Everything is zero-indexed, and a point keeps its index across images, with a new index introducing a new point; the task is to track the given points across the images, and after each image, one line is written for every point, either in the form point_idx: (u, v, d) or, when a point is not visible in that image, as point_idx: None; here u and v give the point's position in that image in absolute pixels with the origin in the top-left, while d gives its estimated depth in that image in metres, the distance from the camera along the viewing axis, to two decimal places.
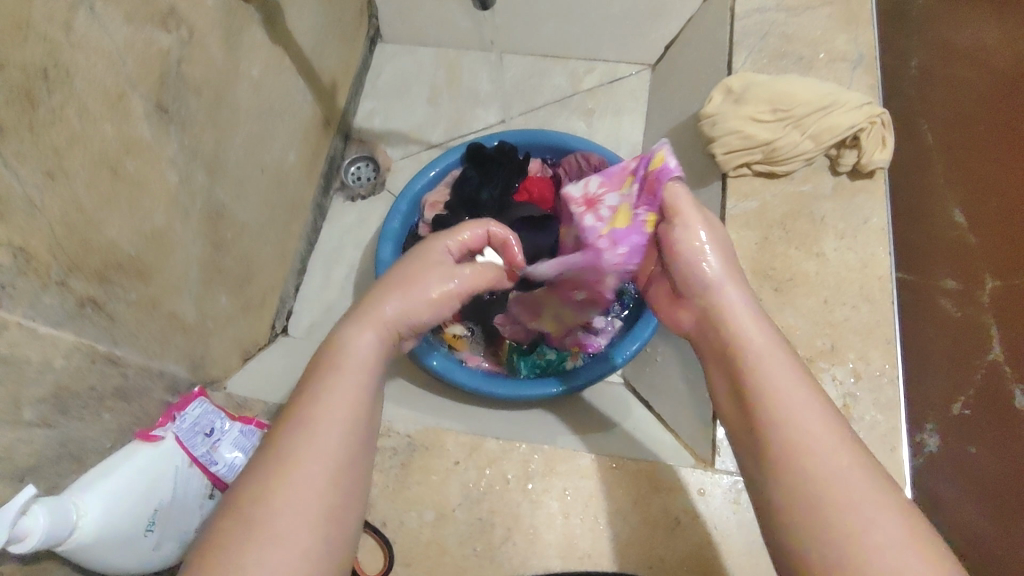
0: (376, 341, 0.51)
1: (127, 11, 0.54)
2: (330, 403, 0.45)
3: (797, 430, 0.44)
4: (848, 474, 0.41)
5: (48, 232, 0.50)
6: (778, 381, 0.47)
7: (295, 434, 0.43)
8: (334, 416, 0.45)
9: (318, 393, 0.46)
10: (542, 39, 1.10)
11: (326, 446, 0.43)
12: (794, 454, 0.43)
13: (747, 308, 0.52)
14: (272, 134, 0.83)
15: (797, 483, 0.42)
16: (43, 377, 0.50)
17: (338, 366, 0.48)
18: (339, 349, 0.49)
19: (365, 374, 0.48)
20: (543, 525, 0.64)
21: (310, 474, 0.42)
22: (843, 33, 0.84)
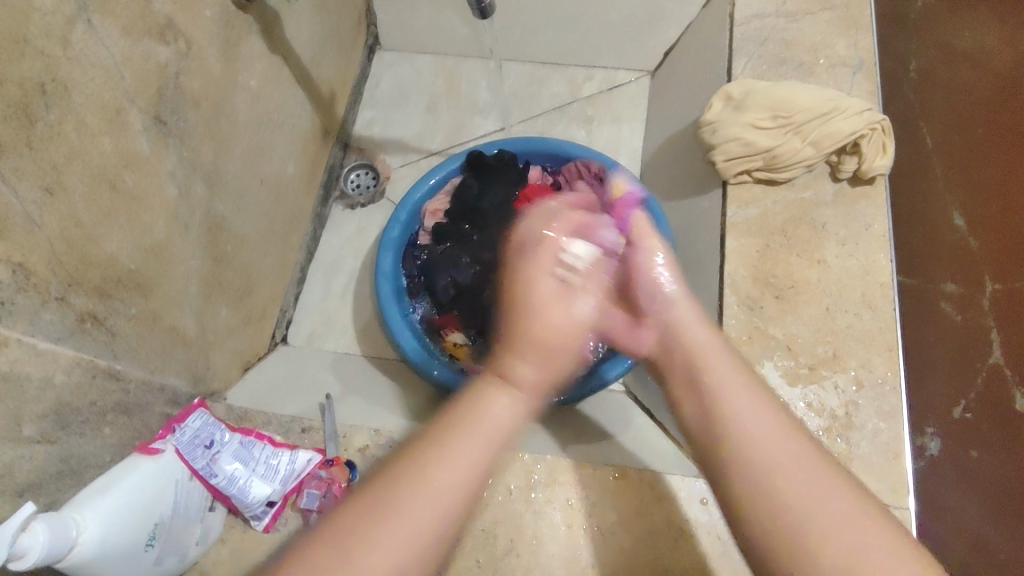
0: (512, 406, 0.46)
1: (124, 25, 0.55)
2: (451, 465, 0.41)
3: (739, 428, 0.45)
4: (798, 462, 0.43)
5: (47, 248, 0.49)
6: (732, 381, 0.49)
7: (409, 485, 0.40)
8: (450, 483, 0.41)
9: (444, 450, 0.42)
10: (540, 46, 1.09)
11: (429, 513, 0.39)
12: (746, 446, 0.44)
13: (701, 316, 0.56)
14: (271, 145, 0.83)
15: (737, 472, 0.44)
16: (44, 394, 0.50)
17: (469, 428, 0.44)
18: (476, 404, 0.45)
19: (498, 446, 0.44)
20: (546, 537, 0.64)
21: (413, 534, 0.39)
22: (843, 39, 0.84)
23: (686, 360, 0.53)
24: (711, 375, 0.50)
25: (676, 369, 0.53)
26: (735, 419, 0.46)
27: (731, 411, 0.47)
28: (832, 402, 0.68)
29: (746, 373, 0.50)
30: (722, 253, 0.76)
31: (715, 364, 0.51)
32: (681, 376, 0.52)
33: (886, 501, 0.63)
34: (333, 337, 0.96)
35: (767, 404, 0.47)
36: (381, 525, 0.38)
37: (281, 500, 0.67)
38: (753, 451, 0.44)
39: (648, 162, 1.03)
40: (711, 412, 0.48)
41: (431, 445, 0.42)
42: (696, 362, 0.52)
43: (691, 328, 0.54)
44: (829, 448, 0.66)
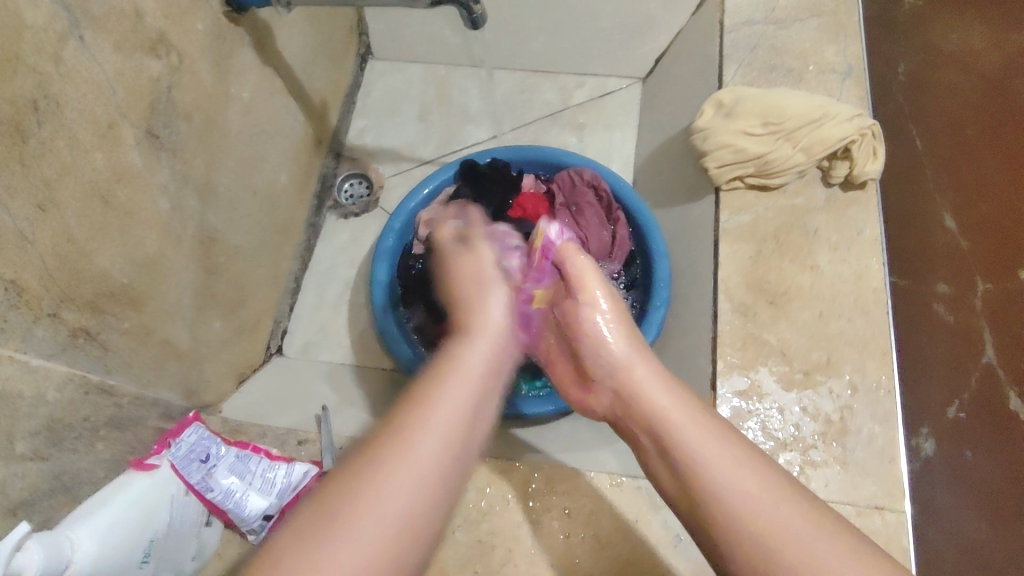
0: (467, 393, 0.48)
1: (116, 40, 0.55)
2: (426, 443, 0.43)
3: (727, 489, 0.45)
4: (787, 528, 0.42)
5: (39, 264, 0.49)
6: (706, 449, 0.47)
7: (391, 455, 0.42)
8: (427, 460, 0.42)
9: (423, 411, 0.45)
10: (531, 54, 1.10)
11: (421, 467, 0.42)
12: (738, 519, 0.44)
13: (657, 371, 0.55)
14: (264, 156, 0.83)
15: (731, 532, 0.44)
16: (36, 411, 0.50)
17: (429, 409, 0.45)
18: (432, 391, 0.47)
19: (460, 427, 0.45)
20: (545, 546, 0.64)
21: (396, 504, 0.40)
22: (830, 45, 0.84)
23: (644, 428, 0.52)
24: (676, 441, 0.49)
25: (639, 436, 0.53)
26: (720, 493, 0.45)
27: (714, 496, 0.45)
28: (827, 406, 0.68)
29: (711, 427, 0.49)
30: (716, 259, 0.77)
31: (674, 429, 0.50)
32: (648, 443, 0.52)
33: (882, 505, 0.63)
34: (328, 348, 0.95)
35: (734, 451, 0.47)
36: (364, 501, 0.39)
37: (278, 513, 0.66)
38: (753, 537, 0.43)
39: (641, 168, 1.03)
40: (693, 487, 0.47)
41: (403, 424, 0.44)
42: (657, 432, 0.51)
43: (641, 389, 0.54)
44: (825, 453, 0.66)
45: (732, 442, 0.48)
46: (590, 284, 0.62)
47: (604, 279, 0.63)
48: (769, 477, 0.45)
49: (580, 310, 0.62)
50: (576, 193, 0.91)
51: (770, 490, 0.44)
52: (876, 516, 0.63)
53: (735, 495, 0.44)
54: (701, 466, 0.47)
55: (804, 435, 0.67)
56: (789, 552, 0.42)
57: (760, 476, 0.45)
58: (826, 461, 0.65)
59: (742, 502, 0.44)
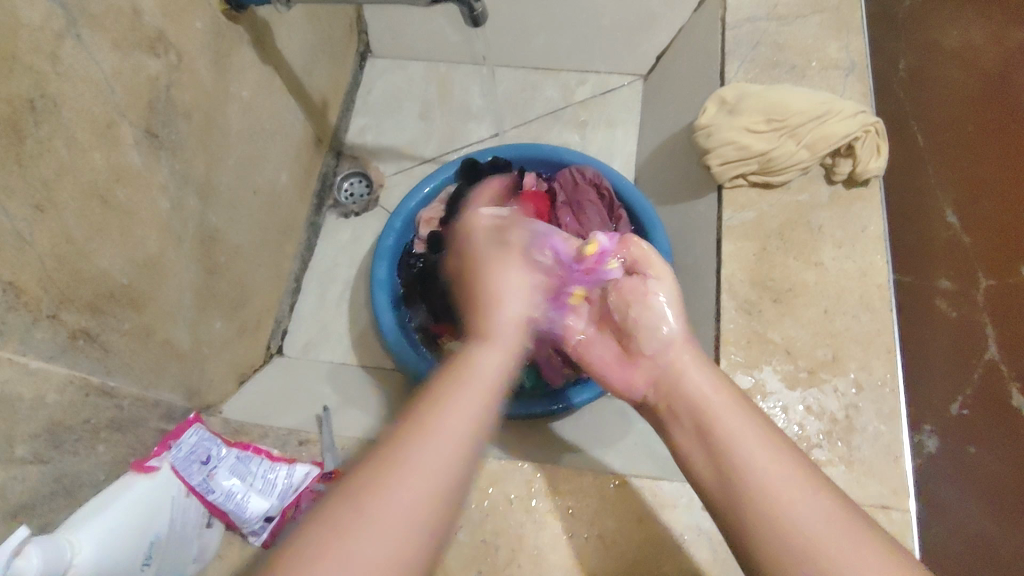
0: (492, 363, 0.50)
1: (115, 38, 0.54)
2: (461, 412, 0.45)
3: (769, 482, 0.45)
4: (807, 502, 0.44)
5: (38, 265, 0.49)
6: (748, 433, 0.49)
7: (417, 428, 0.43)
8: (457, 431, 0.43)
9: (433, 419, 0.44)
10: (532, 51, 1.09)
11: (425, 474, 0.40)
12: (779, 513, 0.44)
13: (698, 357, 0.56)
14: (264, 155, 0.83)
15: (766, 522, 0.44)
16: (35, 414, 0.50)
17: (460, 378, 0.48)
18: (464, 365, 0.49)
19: (485, 392, 0.47)
20: (550, 546, 0.63)
21: (420, 486, 0.40)
22: (834, 41, 0.84)
23: (689, 409, 0.53)
24: (718, 421, 0.50)
25: (679, 420, 0.53)
26: (754, 473, 0.46)
27: (746, 476, 0.46)
28: (832, 404, 0.67)
29: (752, 417, 0.50)
30: (719, 257, 0.76)
31: (718, 413, 0.51)
32: (684, 421, 0.53)
33: (887, 504, 0.63)
34: (329, 347, 0.95)
35: (784, 452, 0.47)
36: (389, 469, 0.40)
37: (279, 514, 0.66)
38: (776, 513, 0.44)
39: (644, 165, 1.03)
40: (726, 470, 0.48)
41: (429, 399, 0.45)
42: (701, 413, 0.52)
43: (687, 373, 0.55)
44: (830, 452, 0.65)
45: (782, 448, 0.48)
46: (657, 268, 0.63)
47: (671, 272, 0.62)
48: (798, 461, 0.47)
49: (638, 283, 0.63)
50: (578, 191, 0.90)
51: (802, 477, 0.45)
52: (883, 515, 0.62)
53: (769, 478, 0.45)
54: (751, 465, 0.46)
55: (808, 434, 0.66)
56: (801, 528, 0.43)
57: (799, 467, 0.46)
58: (831, 460, 0.65)
59: (769, 486, 0.45)
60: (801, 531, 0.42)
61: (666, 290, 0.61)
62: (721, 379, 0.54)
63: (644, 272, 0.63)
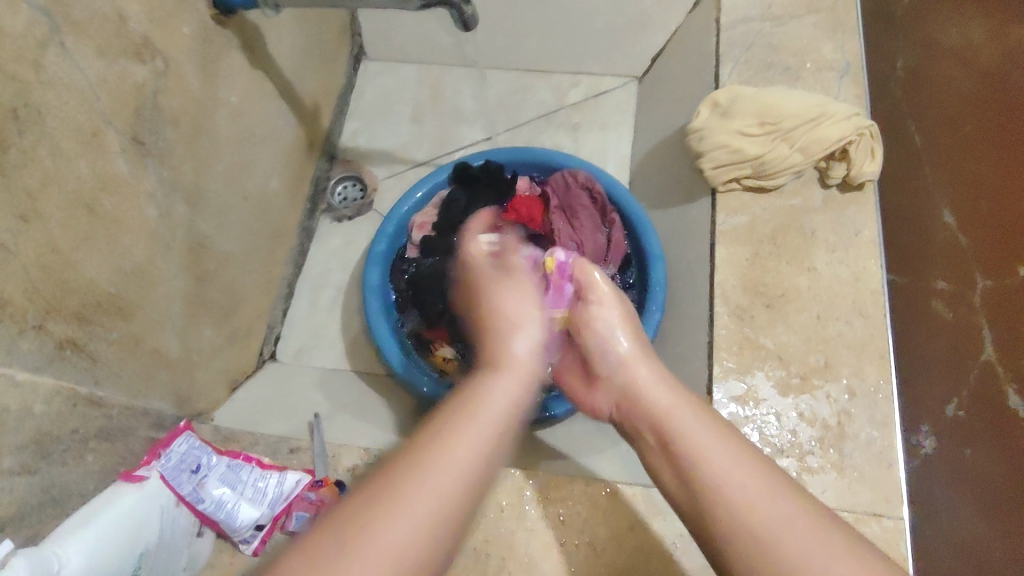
0: (507, 390, 0.51)
1: (99, 45, 0.54)
2: (462, 442, 0.45)
3: (735, 504, 0.44)
4: (777, 513, 0.43)
5: (23, 276, 0.48)
6: (720, 457, 0.47)
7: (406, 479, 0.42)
8: (456, 462, 0.44)
9: (450, 438, 0.45)
10: (526, 54, 1.09)
11: (440, 492, 0.42)
12: (766, 543, 0.42)
13: (657, 372, 0.56)
14: (254, 160, 0.82)
15: (753, 546, 0.42)
16: (22, 425, 0.49)
17: (471, 412, 0.48)
18: (474, 393, 0.50)
19: (501, 421, 0.48)
20: (540, 554, 0.63)
21: (425, 496, 0.41)
22: (828, 42, 0.83)
23: (650, 423, 0.53)
24: (683, 439, 0.50)
25: (643, 433, 0.53)
26: (732, 501, 0.45)
27: (712, 487, 0.46)
28: (824, 411, 0.67)
29: (713, 425, 0.50)
30: (712, 262, 0.76)
31: (679, 421, 0.51)
32: (649, 438, 0.53)
33: (880, 511, 0.62)
34: (322, 353, 0.95)
35: (751, 467, 0.46)
36: (393, 500, 0.40)
37: (270, 522, 0.65)
38: (742, 519, 0.44)
39: (637, 169, 1.02)
40: (693, 486, 0.47)
41: (434, 431, 0.46)
42: (662, 426, 0.52)
43: (649, 390, 0.55)
44: (822, 459, 0.65)
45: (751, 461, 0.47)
46: (601, 292, 0.63)
47: (620, 296, 0.64)
48: (774, 478, 0.46)
49: (586, 309, 0.63)
50: (570, 195, 0.90)
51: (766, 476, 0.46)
52: (875, 523, 0.62)
53: (732, 486, 0.45)
54: (723, 490, 0.45)
55: (801, 441, 0.66)
56: (775, 540, 0.42)
57: (773, 483, 0.45)
58: (823, 467, 0.65)
59: (734, 495, 0.45)
60: (790, 560, 0.41)
61: (613, 310, 0.62)
62: (682, 391, 0.54)
63: (588, 297, 0.63)
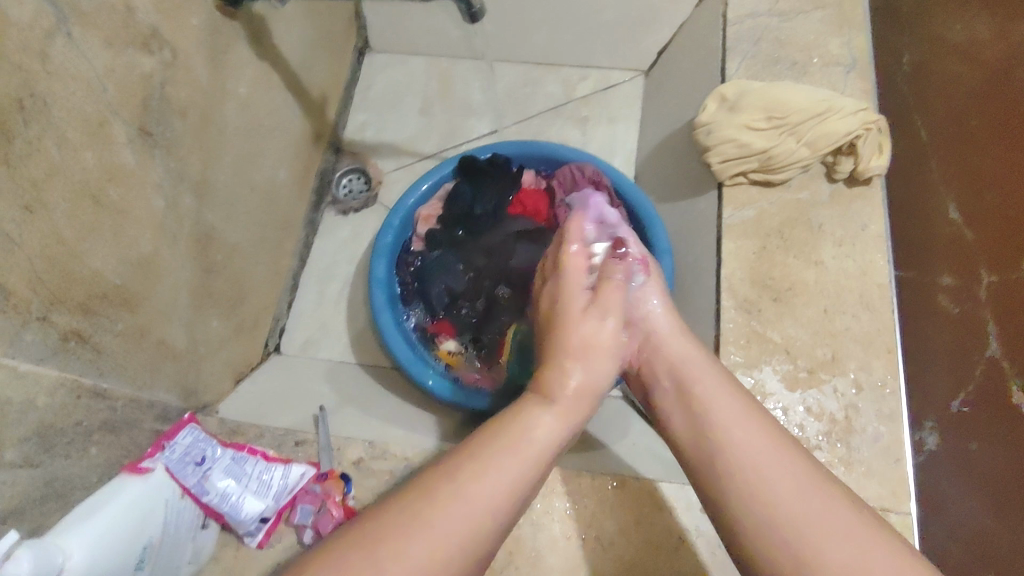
0: (555, 422, 0.52)
1: (107, 36, 0.54)
2: (502, 470, 0.47)
3: (737, 450, 0.49)
4: (778, 470, 0.48)
5: (28, 266, 0.48)
6: (728, 411, 0.52)
7: (468, 475, 0.46)
8: (502, 480, 0.47)
9: (500, 446, 0.48)
10: (532, 47, 1.08)
11: (499, 488, 0.46)
12: (757, 493, 0.47)
13: (676, 323, 0.59)
14: (261, 152, 0.82)
15: (744, 492, 0.48)
16: (25, 417, 0.49)
17: (517, 439, 0.49)
18: (521, 421, 0.51)
19: (543, 454, 0.50)
20: (547, 547, 0.63)
21: (471, 510, 0.44)
22: (837, 37, 0.83)
23: (666, 375, 0.57)
24: (698, 393, 0.54)
25: (658, 379, 0.58)
26: (734, 448, 0.50)
27: (719, 441, 0.51)
28: (832, 405, 0.67)
29: (733, 390, 0.54)
30: (719, 256, 0.75)
31: (695, 379, 0.55)
32: (665, 386, 0.57)
33: (887, 506, 0.62)
34: (327, 345, 0.95)
35: (758, 426, 0.51)
36: (443, 506, 0.44)
37: (275, 516, 0.65)
38: (744, 473, 0.48)
39: (644, 163, 1.02)
40: (699, 429, 0.53)
41: (486, 448, 0.48)
42: (681, 382, 0.56)
43: (667, 342, 0.58)
44: (829, 453, 0.65)
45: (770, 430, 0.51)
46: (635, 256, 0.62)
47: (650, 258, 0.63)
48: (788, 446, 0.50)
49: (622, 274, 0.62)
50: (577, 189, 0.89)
51: (787, 458, 0.49)
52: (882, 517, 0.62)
53: (742, 443, 0.50)
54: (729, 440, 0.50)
55: (808, 435, 0.66)
56: (764, 484, 0.47)
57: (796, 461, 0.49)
58: (830, 461, 0.65)
59: (749, 458, 0.49)
60: (787, 513, 0.46)
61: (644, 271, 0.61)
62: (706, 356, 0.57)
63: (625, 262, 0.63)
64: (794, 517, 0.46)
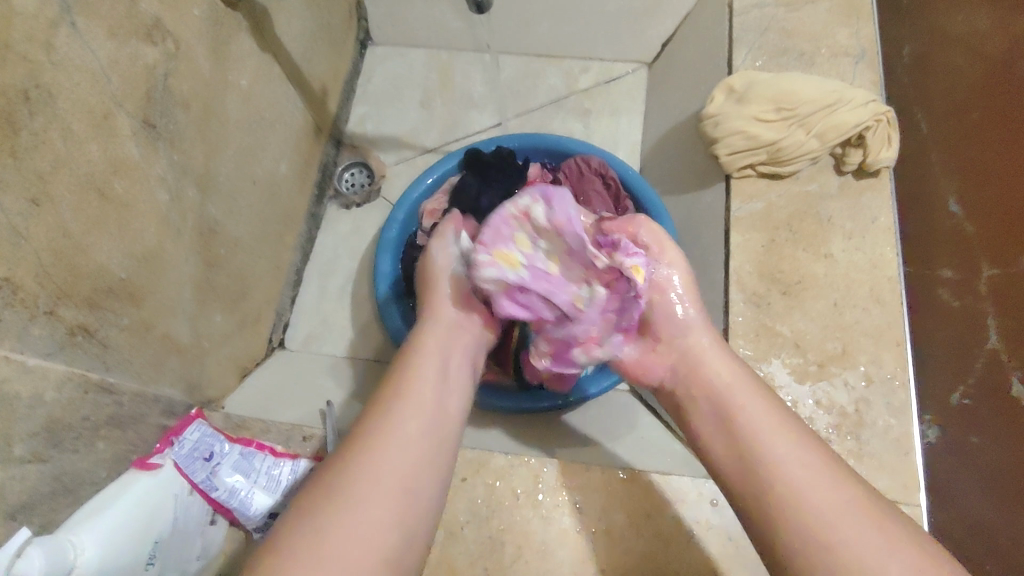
0: (442, 393, 0.56)
1: (110, 26, 0.53)
2: (397, 449, 0.50)
3: (780, 468, 0.49)
4: (813, 482, 0.48)
5: (35, 259, 0.48)
6: (768, 426, 0.52)
7: (360, 467, 0.48)
8: (401, 460, 0.50)
9: (385, 428, 0.51)
10: (536, 38, 1.08)
11: (397, 470, 0.49)
12: (803, 517, 0.46)
13: (717, 343, 0.59)
14: (263, 145, 0.81)
15: (787, 509, 0.47)
16: (34, 412, 0.48)
17: (403, 401, 0.54)
18: (404, 386, 0.55)
19: (436, 419, 0.54)
20: (557, 541, 0.63)
21: (378, 494, 0.47)
22: (843, 27, 0.82)
23: (706, 394, 0.57)
24: (741, 411, 0.54)
25: (699, 403, 0.57)
26: (779, 470, 0.49)
27: (762, 450, 0.51)
28: (841, 398, 0.67)
29: (773, 406, 0.54)
30: (727, 249, 0.75)
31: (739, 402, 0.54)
32: (705, 409, 0.56)
33: (897, 498, 0.62)
34: (331, 340, 0.94)
35: (798, 438, 0.51)
36: (349, 502, 0.46)
37: (282, 511, 0.65)
38: (785, 487, 0.48)
39: (649, 155, 1.01)
40: (745, 452, 0.51)
41: (375, 440, 0.51)
42: (721, 399, 0.55)
43: (710, 359, 0.58)
44: (839, 446, 0.65)
45: (811, 445, 0.50)
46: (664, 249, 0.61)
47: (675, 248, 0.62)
48: (822, 454, 0.50)
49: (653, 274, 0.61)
50: (584, 181, 0.89)
51: (817, 458, 0.49)
52: (893, 509, 0.62)
53: (780, 454, 0.50)
54: (765, 454, 0.50)
55: (818, 428, 0.66)
56: (800, 495, 0.47)
57: (833, 472, 0.49)
58: (840, 454, 0.64)
59: (793, 478, 0.48)
60: (835, 535, 0.45)
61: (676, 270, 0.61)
62: (750, 376, 0.57)
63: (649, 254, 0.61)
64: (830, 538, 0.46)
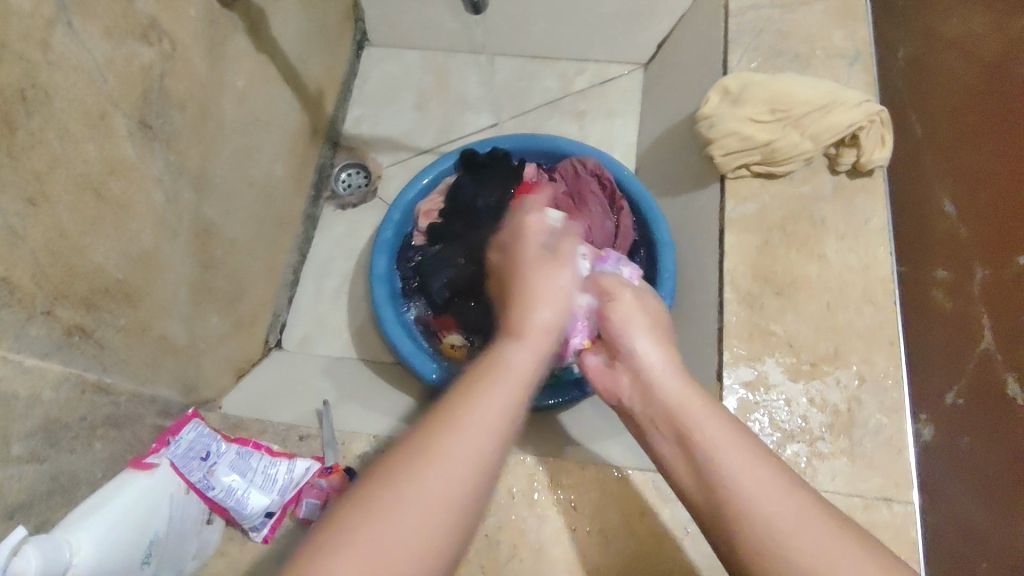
0: (528, 355, 0.48)
1: (107, 26, 0.53)
2: (476, 419, 0.41)
3: (743, 497, 0.43)
4: (778, 504, 0.42)
5: (31, 260, 0.48)
6: (732, 454, 0.45)
7: (431, 448, 0.39)
8: (479, 428, 0.41)
9: (471, 399, 0.42)
10: (531, 40, 1.08)
11: (469, 454, 0.40)
12: (779, 552, 0.41)
13: (669, 353, 0.54)
14: (259, 147, 0.81)
15: (756, 539, 0.42)
16: (31, 411, 0.49)
17: (491, 374, 0.45)
18: (493, 361, 0.47)
19: (523, 386, 0.45)
20: (553, 540, 0.63)
21: (441, 487, 0.38)
22: (837, 29, 0.83)
23: (666, 419, 0.50)
24: (699, 435, 0.47)
25: (659, 430, 0.51)
26: (743, 500, 0.43)
27: (722, 479, 0.45)
28: (834, 397, 0.67)
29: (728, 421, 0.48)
30: (721, 250, 0.76)
31: (695, 422, 0.48)
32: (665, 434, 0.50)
33: (889, 497, 0.63)
34: (328, 341, 0.94)
35: (756, 459, 0.45)
36: (397, 507, 0.37)
37: (280, 510, 0.65)
38: (750, 516, 0.42)
39: (645, 156, 1.02)
40: (709, 485, 0.45)
41: (464, 393, 0.43)
42: (678, 422, 0.49)
43: (662, 378, 0.52)
44: (832, 445, 0.65)
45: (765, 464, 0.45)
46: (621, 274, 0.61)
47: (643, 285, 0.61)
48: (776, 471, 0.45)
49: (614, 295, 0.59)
50: (579, 181, 0.89)
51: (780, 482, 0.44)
52: (884, 508, 0.62)
53: (742, 484, 0.44)
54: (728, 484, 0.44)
55: (811, 427, 0.66)
56: (772, 526, 0.42)
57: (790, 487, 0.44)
58: (833, 453, 0.65)
59: (748, 497, 0.43)
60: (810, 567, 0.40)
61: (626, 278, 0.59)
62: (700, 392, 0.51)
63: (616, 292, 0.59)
64: (796, 565, 0.40)
